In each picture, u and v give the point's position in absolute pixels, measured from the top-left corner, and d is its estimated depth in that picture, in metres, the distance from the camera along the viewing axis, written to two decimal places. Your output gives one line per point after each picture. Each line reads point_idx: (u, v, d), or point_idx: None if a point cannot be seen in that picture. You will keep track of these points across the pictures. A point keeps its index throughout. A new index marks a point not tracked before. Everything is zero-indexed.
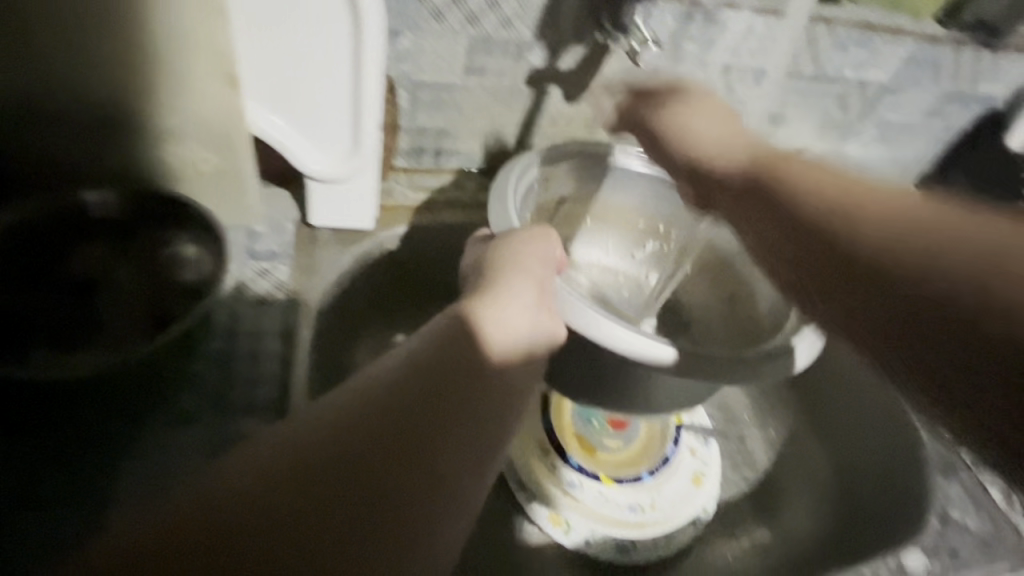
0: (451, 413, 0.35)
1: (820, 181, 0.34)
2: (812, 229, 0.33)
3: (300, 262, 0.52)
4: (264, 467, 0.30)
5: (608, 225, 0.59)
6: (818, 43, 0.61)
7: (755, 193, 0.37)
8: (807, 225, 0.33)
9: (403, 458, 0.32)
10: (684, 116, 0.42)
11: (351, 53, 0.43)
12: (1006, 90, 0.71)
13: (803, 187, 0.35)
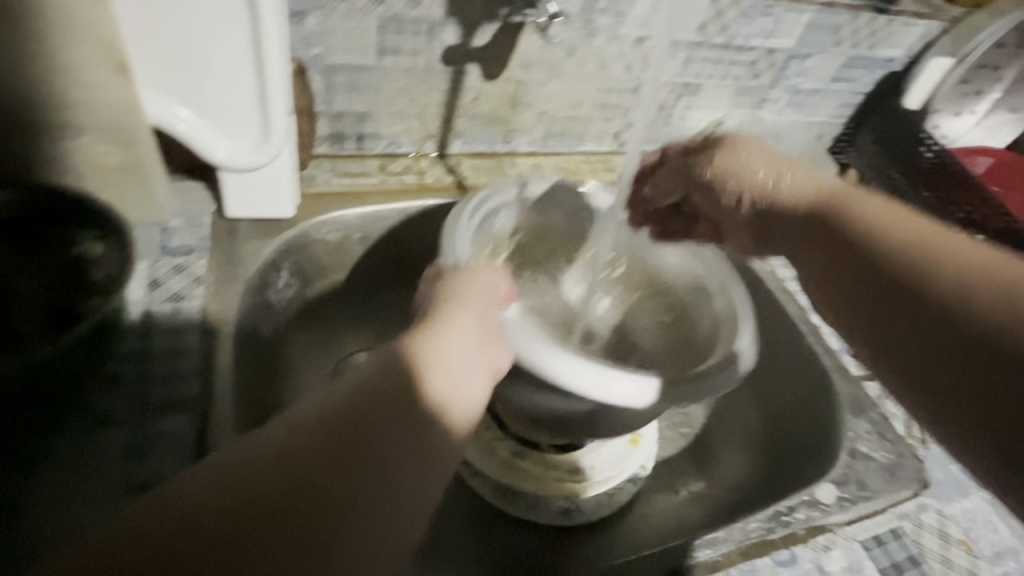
0: (374, 462, 0.29)
1: (876, 224, 0.37)
2: (857, 274, 0.35)
3: (221, 256, 0.51)
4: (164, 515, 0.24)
5: (562, 256, 0.58)
6: (725, 13, 0.63)
7: (817, 225, 0.40)
8: (869, 275, 0.35)
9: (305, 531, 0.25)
10: (737, 175, 0.45)
11: (249, 35, 0.42)
12: (902, 53, 0.75)
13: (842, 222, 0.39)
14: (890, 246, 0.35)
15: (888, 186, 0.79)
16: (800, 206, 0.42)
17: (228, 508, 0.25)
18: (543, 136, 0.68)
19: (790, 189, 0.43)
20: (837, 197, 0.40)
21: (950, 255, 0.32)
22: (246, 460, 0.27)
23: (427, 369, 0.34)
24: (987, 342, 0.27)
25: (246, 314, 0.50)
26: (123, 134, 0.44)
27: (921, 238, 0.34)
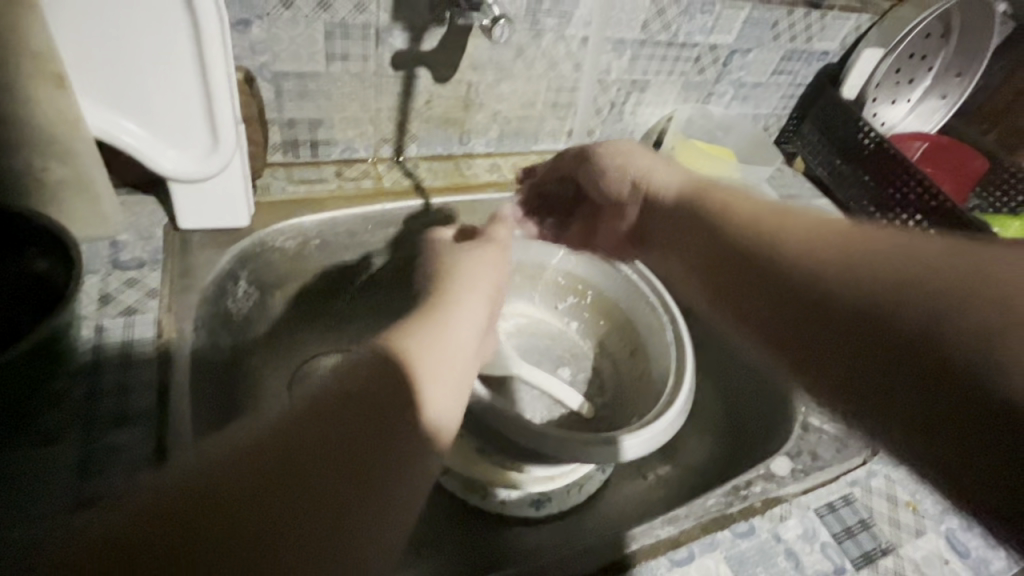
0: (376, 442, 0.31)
1: (774, 239, 0.41)
2: (772, 282, 0.39)
3: (173, 268, 0.50)
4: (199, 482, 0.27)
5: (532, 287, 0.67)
6: (666, 11, 0.65)
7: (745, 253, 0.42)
8: (770, 279, 0.40)
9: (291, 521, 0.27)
10: (626, 157, 0.52)
11: (191, 44, 0.42)
12: (837, 45, 0.79)
13: (756, 250, 0.41)
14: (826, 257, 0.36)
15: (831, 172, 0.83)
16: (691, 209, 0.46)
17: (212, 509, 0.26)
18: (498, 136, 0.69)
19: (663, 182, 0.50)
20: (738, 212, 0.43)
21: (826, 255, 0.36)
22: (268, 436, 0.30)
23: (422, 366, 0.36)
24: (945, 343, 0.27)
25: (203, 326, 0.49)
26: (63, 147, 0.43)
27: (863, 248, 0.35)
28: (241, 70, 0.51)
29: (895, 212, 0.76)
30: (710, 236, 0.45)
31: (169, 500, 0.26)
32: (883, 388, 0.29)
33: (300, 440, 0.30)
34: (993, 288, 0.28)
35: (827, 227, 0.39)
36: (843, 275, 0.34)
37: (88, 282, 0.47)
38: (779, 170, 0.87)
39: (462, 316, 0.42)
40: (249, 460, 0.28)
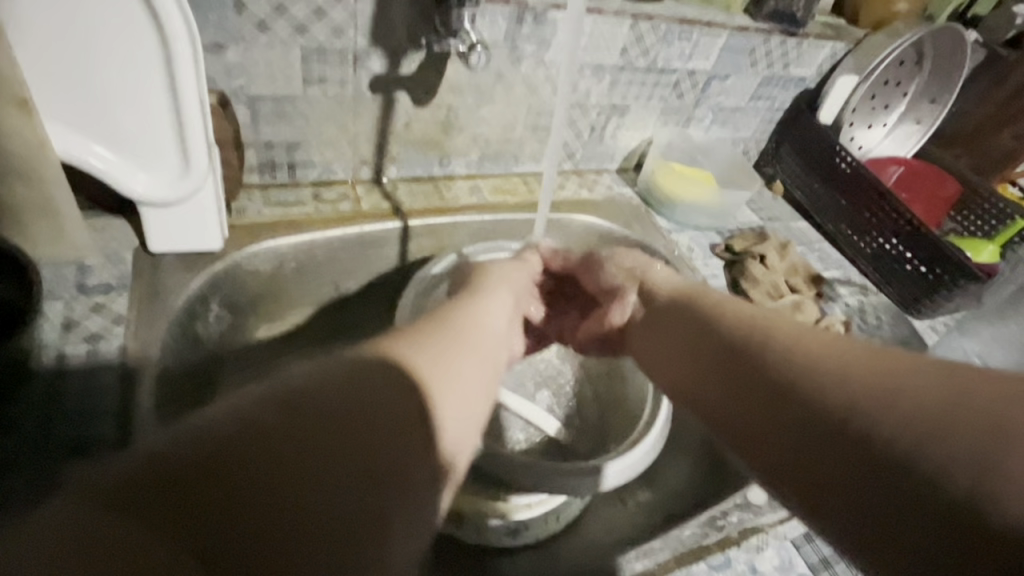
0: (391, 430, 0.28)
1: (755, 339, 0.37)
2: (751, 382, 0.35)
3: (142, 292, 0.49)
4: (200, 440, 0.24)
5: None
6: (645, 38, 0.66)
7: (695, 347, 0.41)
8: (742, 385, 0.36)
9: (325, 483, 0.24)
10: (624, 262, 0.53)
11: (162, 65, 0.42)
12: (814, 72, 0.81)
13: (710, 335, 0.40)
14: (779, 353, 0.35)
15: (810, 195, 0.84)
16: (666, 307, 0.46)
17: (244, 460, 0.24)
18: (478, 158, 0.69)
19: (653, 278, 0.50)
20: (702, 308, 0.43)
21: (804, 362, 0.33)
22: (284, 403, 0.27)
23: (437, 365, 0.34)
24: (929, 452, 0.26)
25: (171, 352, 0.48)
26: (27, 170, 0.42)
27: (818, 346, 0.34)
28: (215, 93, 0.51)
29: (872, 235, 0.77)
30: (685, 339, 0.42)
31: (201, 442, 0.24)
32: (873, 492, 0.27)
33: (340, 405, 0.28)
34: (981, 386, 0.27)
35: (795, 337, 0.35)
36: (824, 380, 0.31)
37: (52, 307, 0.46)
38: (759, 192, 0.89)
39: (487, 321, 0.42)
40: (289, 413, 0.26)
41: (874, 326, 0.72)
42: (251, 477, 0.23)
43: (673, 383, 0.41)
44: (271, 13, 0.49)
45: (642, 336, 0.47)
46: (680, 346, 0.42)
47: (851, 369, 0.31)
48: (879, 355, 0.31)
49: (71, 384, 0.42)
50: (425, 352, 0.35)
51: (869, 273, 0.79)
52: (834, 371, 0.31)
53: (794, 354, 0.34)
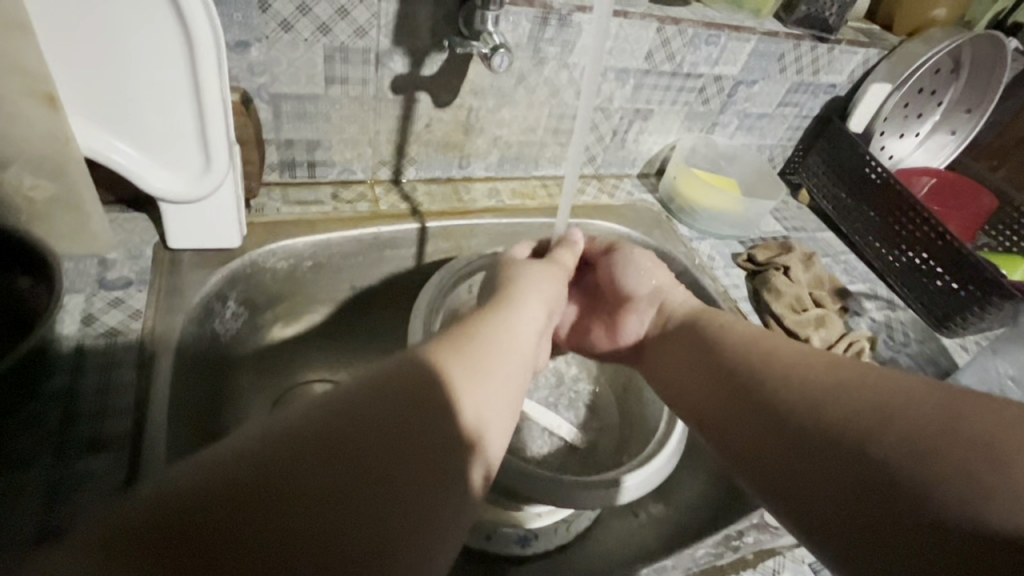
0: (426, 435, 0.30)
1: (772, 372, 0.38)
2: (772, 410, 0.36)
3: (160, 288, 0.49)
4: (256, 453, 0.26)
5: None
6: (671, 42, 0.64)
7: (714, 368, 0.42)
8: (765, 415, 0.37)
9: (376, 491, 0.27)
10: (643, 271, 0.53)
11: (187, 64, 0.42)
12: (845, 79, 0.79)
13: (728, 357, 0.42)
14: (793, 377, 0.37)
15: (836, 205, 0.82)
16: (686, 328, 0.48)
17: (302, 470, 0.26)
18: (498, 160, 0.69)
19: (673, 297, 0.52)
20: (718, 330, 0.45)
21: (821, 395, 0.35)
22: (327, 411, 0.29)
23: (468, 367, 0.35)
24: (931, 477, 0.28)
25: (187, 349, 0.48)
26: (51, 165, 0.42)
27: (831, 370, 0.35)
28: (237, 90, 0.51)
29: (901, 249, 0.75)
30: (707, 363, 0.43)
31: (263, 455, 0.26)
32: (892, 525, 0.27)
33: (386, 413, 0.30)
34: (981, 418, 0.29)
35: (812, 366, 0.37)
36: (839, 415, 0.33)
37: (71, 301, 0.46)
38: (784, 202, 0.87)
39: (523, 325, 0.43)
40: (324, 430, 0.28)
41: (901, 344, 0.70)
42: (312, 487, 0.25)
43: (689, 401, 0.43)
44: (293, 12, 0.49)
45: (669, 362, 0.47)
46: (698, 368, 0.44)
47: (861, 396, 0.33)
48: (885, 381, 0.33)
49: (90, 378, 0.43)
50: (463, 351, 0.37)
51: (897, 287, 0.77)
52: (844, 397, 0.33)
53: (805, 379, 0.36)
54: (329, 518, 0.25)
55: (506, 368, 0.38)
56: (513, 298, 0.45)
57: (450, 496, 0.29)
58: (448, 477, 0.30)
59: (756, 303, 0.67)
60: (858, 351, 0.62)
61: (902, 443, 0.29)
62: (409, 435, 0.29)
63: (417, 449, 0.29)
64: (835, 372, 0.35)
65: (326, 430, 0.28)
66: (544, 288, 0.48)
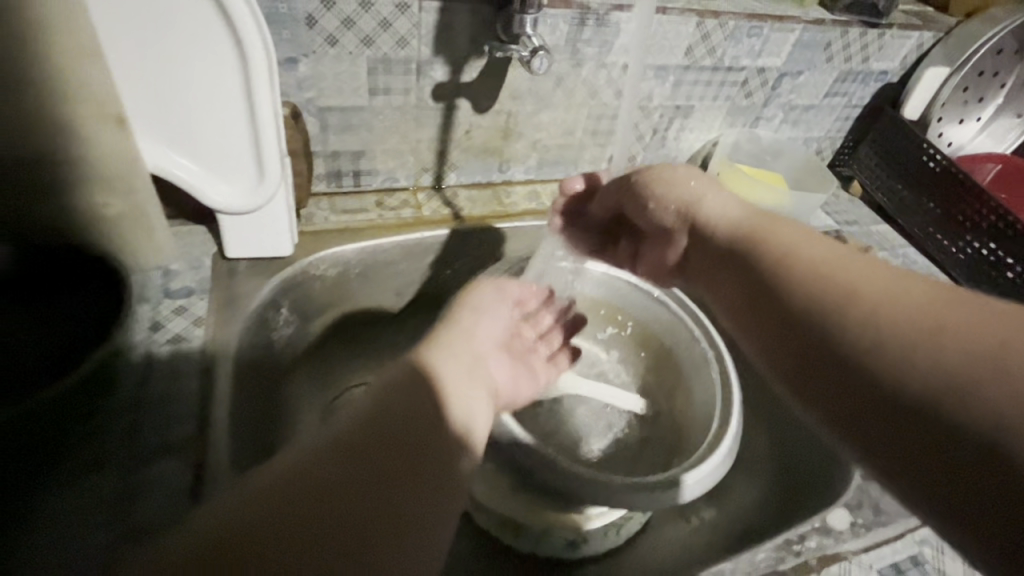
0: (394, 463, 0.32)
1: (827, 284, 0.34)
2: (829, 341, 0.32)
3: (219, 296, 0.51)
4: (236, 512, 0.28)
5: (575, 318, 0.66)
6: (711, 36, 0.63)
7: (744, 271, 0.39)
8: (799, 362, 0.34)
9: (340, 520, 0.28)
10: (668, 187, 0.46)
11: (241, 81, 0.44)
12: (897, 65, 0.76)
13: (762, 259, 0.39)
14: (829, 288, 0.34)
15: (892, 197, 0.78)
16: (709, 225, 0.43)
17: (284, 515, 0.28)
18: (538, 164, 0.69)
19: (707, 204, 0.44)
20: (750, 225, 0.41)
21: (869, 312, 0.31)
22: (297, 463, 0.31)
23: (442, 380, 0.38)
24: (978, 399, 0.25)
25: (245, 357, 0.50)
26: (118, 183, 0.45)
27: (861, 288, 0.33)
28: (287, 106, 0.53)
29: (966, 239, 0.71)
30: (741, 273, 0.40)
31: (242, 515, 0.28)
32: (932, 462, 0.26)
33: (337, 464, 0.31)
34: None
35: (847, 274, 0.34)
36: (871, 322, 0.31)
37: (141, 310, 0.49)
38: (835, 195, 0.83)
39: (469, 339, 0.43)
40: (296, 478, 0.30)
41: None
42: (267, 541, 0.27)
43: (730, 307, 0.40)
44: (340, 27, 0.51)
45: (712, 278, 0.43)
46: (735, 280, 0.40)
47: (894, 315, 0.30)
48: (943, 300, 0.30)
49: (158, 385, 0.45)
50: (439, 360, 0.39)
51: (961, 279, 0.73)
52: (884, 317, 0.30)
53: (834, 284, 0.34)
54: (293, 549, 0.27)
55: (467, 385, 0.39)
56: (452, 326, 0.44)
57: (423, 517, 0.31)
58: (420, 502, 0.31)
59: None
60: None
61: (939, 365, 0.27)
62: (379, 466, 0.31)
63: (388, 474, 0.31)
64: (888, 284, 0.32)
65: (297, 477, 0.30)
66: (490, 316, 0.47)
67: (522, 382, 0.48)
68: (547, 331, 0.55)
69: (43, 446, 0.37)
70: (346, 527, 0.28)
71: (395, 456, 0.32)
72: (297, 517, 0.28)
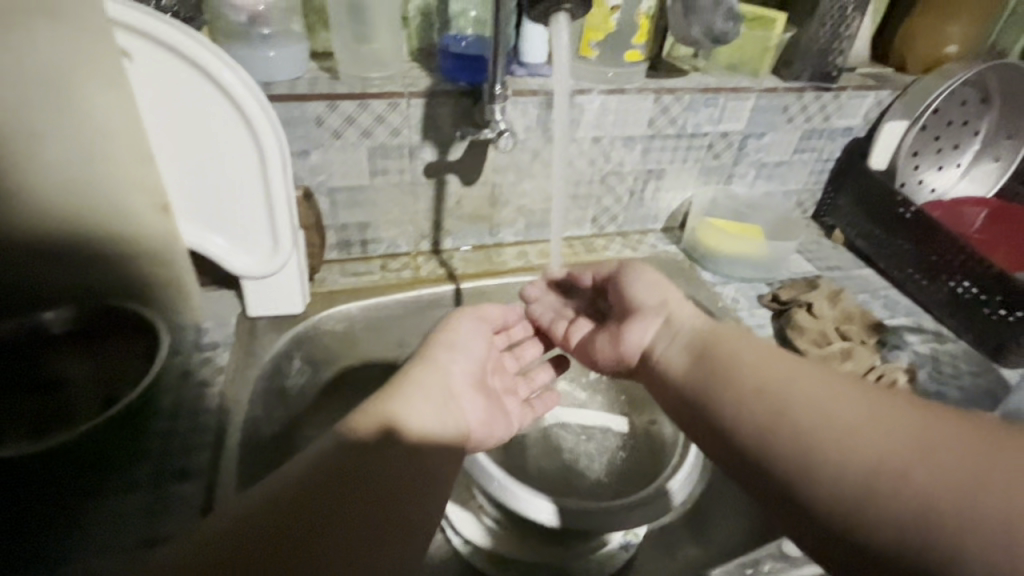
0: (390, 490, 0.41)
1: (767, 399, 0.42)
2: (764, 431, 0.41)
3: (241, 348, 0.60)
4: (264, 516, 0.37)
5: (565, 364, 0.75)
6: (670, 109, 0.71)
7: (701, 379, 0.47)
8: (742, 453, 0.42)
9: (351, 530, 0.38)
10: (634, 294, 0.57)
11: (259, 174, 0.54)
12: (860, 121, 0.81)
13: (724, 371, 0.46)
14: (769, 400, 0.42)
15: (872, 242, 0.82)
16: (680, 337, 0.52)
17: (314, 535, 0.37)
18: (525, 227, 0.77)
19: (674, 306, 0.54)
20: (709, 340, 0.50)
21: (811, 422, 0.38)
22: (310, 476, 0.40)
23: (413, 404, 0.47)
24: (908, 497, 0.32)
25: (258, 400, 0.58)
26: (162, 256, 0.55)
27: (793, 397, 0.41)
28: (301, 188, 0.63)
29: (942, 278, 0.73)
30: (699, 379, 0.48)
31: (269, 518, 0.37)
32: (886, 553, 0.32)
33: (344, 486, 0.40)
34: (941, 437, 0.33)
35: (784, 385, 0.42)
36: (812, 434, 0.38)
37: (175, 360, 0.58)
38: (817, 243, 0.88)
39: (455, 382, 0.52)
40: (311, 491, 0.39)
41: (949, 376, 0.68)
42: (299, 542, 0.36)
43: (686, 409, 0.48)
44: (344, 123, 0.62)
45: (663, 374, 0.52)
46: (690, 386, 0.48)
47: (823, 424, 0.38)
48: (871, 407, 0.37)
49: (183, 422, 0.53)
50: (411, 394, 0.48)
51: (945, 318, 0.74)
52: (823, 427, 0.38)
53: (772, 398, 0.42)
54: (319, 552, 0.36)
55: (438, 417, 0.48)
56: (423, 365, 0.51)
57: (409, 536, 0.41)
58: (412, 524, 0.41)
59: (782, 341, 0.69)
60: (889, 383, 0.62)
61: (863, 470, 0.34)
62: (379, 492, 0.41)
63: (387, 500, 0.41)
64: (819, 394, 0.40)
65: (309, 490, 0.39)
66: (466, 348, 0.55)
67: (496, 420, 0.55)
68: (529, 363, 0.63)
69: (96, 463, 0.45)
70: (355, 538, 0.38)
71: (386, 489, 0.41)
72: (316, 528, 0.37)
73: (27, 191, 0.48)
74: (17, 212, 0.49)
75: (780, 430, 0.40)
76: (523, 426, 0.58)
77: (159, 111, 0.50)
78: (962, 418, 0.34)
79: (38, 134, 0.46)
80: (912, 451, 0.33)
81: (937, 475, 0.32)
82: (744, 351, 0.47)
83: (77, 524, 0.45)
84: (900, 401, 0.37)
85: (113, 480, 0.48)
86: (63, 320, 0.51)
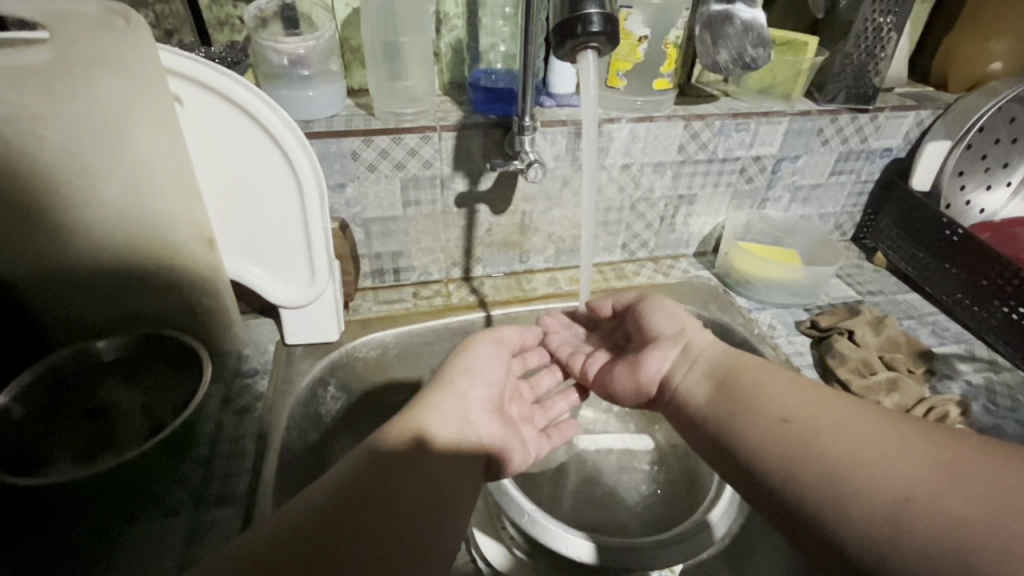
0: (412, 506, 0.42)
1: (790, 425, 0.41)
2: (786, 463, 0.39)
3: (278, 375, 0.62)
4: (295, 529, 0.38)
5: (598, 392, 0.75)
6: (700, 134, 0.71)
7: (722, 403, 0.46)
8: (762, 482, 0.41)
9: (377, 543, 0.38)
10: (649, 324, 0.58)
11: (296, 207, 0.56)
12: (900, 141, 0.79)
13: (746, 396, 0.45)
14: (792, 426, 0.41)
15: (916, 265, 0.79)
16: (700, 362, 0.51)
17: (339, 545, 0.37)
18: (555, 253, 0.78)
19: (693, 333, 0.54)
20: (729, 367, 0.49)
21: (837, 450, 0.37)
22: (337, 492, 0.41)
23: (435, 426, 0.48)
24: (942, 526, 0.31)
25: (294, 427, 0.59)
26: (208, 286, 0.58)
27: (817, 424, 0.40)
28: (337, 220, 0.65)
29: (995, 304, 0.69)
30: (720, 403, 0.47)
31: (298, 530, 0.37)
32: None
33: (369, 500, 0.40)
34: (970, 469, 0.33)
35: (806, 411, 0.41)
36: (839, 459, 0.37)
37: (217, 387, 0.60)
38: (858, 267, 0.85)
39: (479, 410, 0.52)
40: (338, 506, 0.39)
41: (1006, 409, 0.64)
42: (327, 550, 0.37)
43: (706, 432, 0.47)
44: (378, 157, 0.64)
45: (683, 397, 0.50)
46: (711, 410, 0.47)
47: (850, 451, 0.37)
48: (897, 435, 0.36)
49: (223, 448, 0.55)
50: (431, 415, 0.48)
51: (999, 346, 0.70)
52: (850, 453, 0.37)
53: (797, 424, 0.40)
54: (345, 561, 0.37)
55: (453, 438, 0.48)
56: (442, 388, 0.52)
57: (433, 553, 0.41)
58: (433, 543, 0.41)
59: (822, 370, 0.66)
60: (940, 416, 0.59)
61: (894, 496, 0.33)
62: (403, 508, 0.41)
63: (408, 514, 0.41)
64: (842, 421, 0.39)
65: (334, 506, 0.39)
66: (488, 371, 0.56)
67: (513, 442, 0.54)
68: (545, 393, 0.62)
69: (143, 488, 0.47)
70: (380, 551, 0.38)
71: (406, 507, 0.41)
72: (341, 539, 0.38)
73: (84, 228, 0.52)
74: (76, 248, 0.52)
75: (804, 457, 0.38)
76: (539, 455, 0.57)
77: (202, 148, 0.53)
78: (989, 451, 0.33)
79: (99, 176, 0.50)
80: (943, 479, 0.33)
81: (971, 505, 0.31)
82: (767, 377, 0.46)
83: (126, 547, 0.47)
84: (923, 429, 0.37)
85: (156, 505, 0.50)
86: (113, 349, 0.54)
